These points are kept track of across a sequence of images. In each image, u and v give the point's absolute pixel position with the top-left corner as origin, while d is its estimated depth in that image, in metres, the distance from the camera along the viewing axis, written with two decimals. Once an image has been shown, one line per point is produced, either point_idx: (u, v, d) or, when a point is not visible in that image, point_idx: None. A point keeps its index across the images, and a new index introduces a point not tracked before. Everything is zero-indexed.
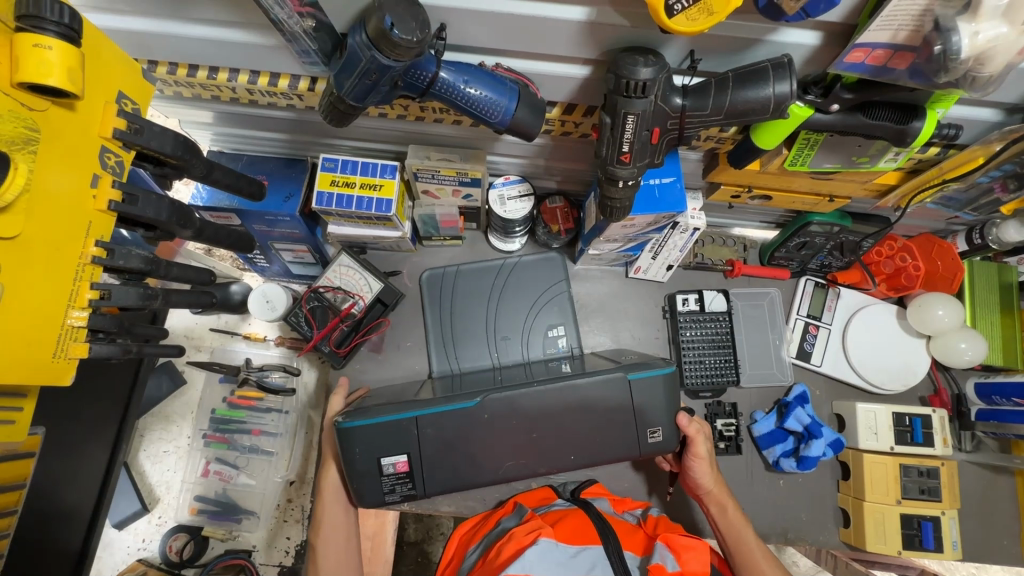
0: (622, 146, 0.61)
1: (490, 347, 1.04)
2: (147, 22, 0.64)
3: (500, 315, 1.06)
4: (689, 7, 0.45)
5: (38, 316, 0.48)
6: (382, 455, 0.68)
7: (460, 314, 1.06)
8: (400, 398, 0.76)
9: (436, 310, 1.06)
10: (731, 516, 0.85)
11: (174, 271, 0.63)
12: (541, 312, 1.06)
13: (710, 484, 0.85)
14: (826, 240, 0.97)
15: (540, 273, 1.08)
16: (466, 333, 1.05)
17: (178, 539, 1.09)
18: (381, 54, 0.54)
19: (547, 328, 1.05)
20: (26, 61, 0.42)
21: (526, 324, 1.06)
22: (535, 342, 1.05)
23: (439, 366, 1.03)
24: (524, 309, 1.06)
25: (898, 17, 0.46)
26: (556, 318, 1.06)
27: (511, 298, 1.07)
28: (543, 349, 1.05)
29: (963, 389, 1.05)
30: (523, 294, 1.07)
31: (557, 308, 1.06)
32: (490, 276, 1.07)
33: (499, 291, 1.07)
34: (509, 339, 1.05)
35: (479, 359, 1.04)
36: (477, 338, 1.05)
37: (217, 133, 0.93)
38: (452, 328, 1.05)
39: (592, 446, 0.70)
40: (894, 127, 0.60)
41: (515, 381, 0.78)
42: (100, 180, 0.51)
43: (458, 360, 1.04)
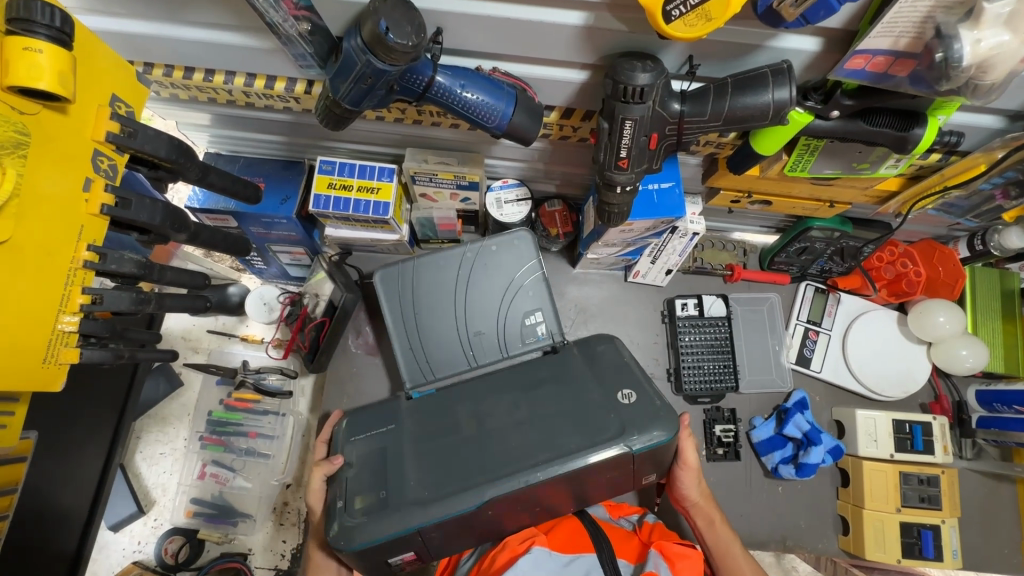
0: (621, 151, 0.60)
1: (463, 347, 0.87)
2: (144, 25, 0.64)
3: (471, 309, 0.88)
4: (687, 12, 0.45)
5: (29, 321, 0.47)
6: (392, 554, 0.73)
7: (425, 312, 0.87)
8: (388, 472, 0.74)
9: (396, 312, 0.87)
10: (718, 529, 0.84)
11: (169, 275, 0.63)
12: (515, 298, 0.89)
13: (696, 497, 0.85)
14: (827, 245, 0.97)
15: (510, 251, 0.88)
16: (435, 334, 0.87)
17: (173, 542, 1.08)
18: (376, 58, 0.54)
19: (523, 315, 0.88)
20: (16, 65, 0.42)
21: (500, 316, 0.88)
22: (514, 335, 0.88)
23: (410, 375, 0.86)
24: (498, 297, 0.88)
25: (898, 24, 0.46)
26: (533, 303, 0.88)
27: (480, 289, 0.88)
28: (523, 342, 0.88)
29: (964, 396, 1.04)
30: (494, 280, 0.88)
31: (532, 290, 0.89)
32: (453, 262, 0.88)
33: (465, 280, 0.88)
34: (484, 334, 0.87)
35: (454, 362, 0.87)
36: (448, 338, 0.87)
37: (214, 135, 0.92)
38: (419, 331, 0.87)
39: (594, 493, 0.78)
40: (895, 134, 0.59)
41: (503, 437, 0.74)
42: (93, 184, 0.51)
43: (431, 367, 0.87)
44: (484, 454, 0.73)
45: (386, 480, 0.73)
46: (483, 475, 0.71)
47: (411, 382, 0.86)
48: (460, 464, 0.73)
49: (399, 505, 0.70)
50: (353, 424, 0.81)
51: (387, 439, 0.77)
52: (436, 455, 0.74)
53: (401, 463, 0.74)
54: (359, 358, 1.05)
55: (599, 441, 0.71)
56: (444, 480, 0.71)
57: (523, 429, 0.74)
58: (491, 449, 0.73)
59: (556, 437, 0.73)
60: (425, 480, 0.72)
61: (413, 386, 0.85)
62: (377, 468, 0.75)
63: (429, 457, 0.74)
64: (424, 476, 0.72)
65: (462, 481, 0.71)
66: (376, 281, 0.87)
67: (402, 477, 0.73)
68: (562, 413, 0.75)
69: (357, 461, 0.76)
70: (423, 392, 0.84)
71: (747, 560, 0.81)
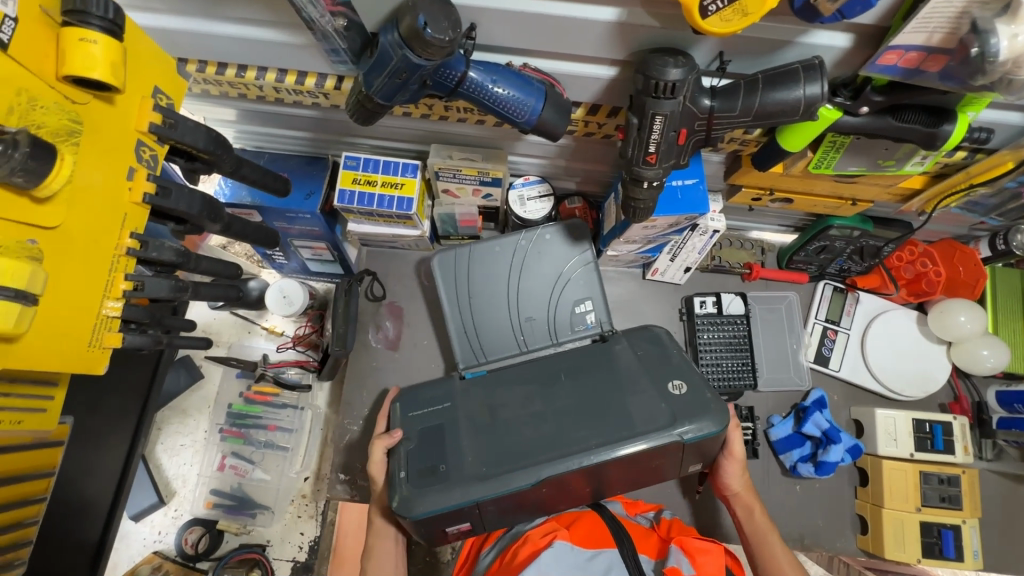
0: (649, 146, 0.61)
1: (515, 332, 0.91)
2: (181, 20, 0.65)
3: (523, 295, 0.93)
4: (724, 7, 0.46)
5: (76, 305, 0.48)
6: (446, 525, 0.75)
7: (478, 297, 0.93)
8: (444, 445, 0.76)
9: (449, 296, 0.93)
10: (758, 519, 0.84)
11: (203, 265, 0.64)
12: (566, 286, 0.93)
13: (737, 487, 0.86)
14: (846, 244, 0.97)
15: (564, 241, 0.93)
16: (487, 317, 0.92)
17: (194, 532, 1.09)
18: (412, 53, 0.55)
19: (574, 303, 0.92)
20: (71, 55, 0.43)
21: (551, 302, 0.92)
22: (563, 322, 0.92)
23: (464, 358, 0.91)
24: (550, 285, 0.93)
25: (934, 20, 0.46)
26: (584, 292, 0.92)
27: (533, 275, 0.93)
28: (572, 329, 0.91)
29: (984, 397, 1.04)
30: (547, 268, 0.93)
31: (582, 281, 0.93)
32: (508, 248, 0.93)
33: (520, 266, 0.93)
34: (535, 320, 0.92)
35: (506, 347, 0.91)
36: (499, 321, 0.92)
37: (241, 130, 0.94)
38: (471, 313, 0.92)
39: (640, 478, 0.78)
40: (925, 130, 0.59)
41: (557, 416, 0.76)
42: (136, 174, 0.52)
43: (484, 351, 0.91)
44: (537, 435, 0.75)
45: (443, 453, 0.75)
46: (537, 454, 0.73)
47: (465, 364, 0.90)
48: (511, 446, 0.74)
49: (455, 479, 0.72)
50: (406, 402, 0.83)
51: (444, 417, 0.79)
52: (488, 436, 0.76)
53: (457, 433, 0.77)
54: (379, 352, 1.06)
55: (650, 429, 0.72)
56: (498, 457, 0.73)
57: (573, 413, 0.76)
58: (543, 434, 0.75)
59: (607, 424, 0.74)
60: (480, 457, 0.74)
61: (467, 368, 0.90)
62: (433, 443, 0.77)
63: (481, 436, 0.76)
64: (478, 453, 0.74)
65: (514, 462, 0.73)
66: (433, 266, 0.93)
67: (457, 450, 0.75)
68: (611, 403, 0.76)
69: (417, 434, 0.78)
70: (475, 372, 0.88)
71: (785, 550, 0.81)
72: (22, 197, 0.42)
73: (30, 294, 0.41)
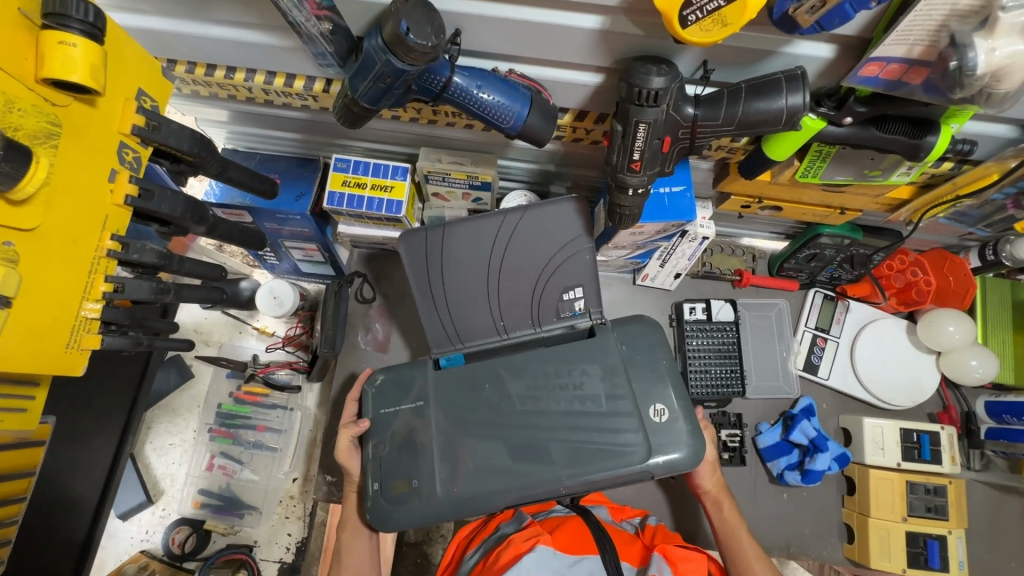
0: (633, 153, 0.61)
1: (495, 316, 0.85)
2: (170, 22, 0.65)
3: (506, 280, 0.85)
4: (703, 18, 0.46)
5: (53, 307, 0.48)
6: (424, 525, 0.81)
7: (454, 282, 0.85)
8: (416, 455, 0.78)
9: (422, 282, 0.85)
10: (728, 515, 0.86)
11: (188, 267, 0.64)
12: (555, 270, 0.84)
13: (708, 485, 0.86)
14: (836, 253, 0.97)
15: (556, 223, 0.83)
16: (463, 302, 0.85)
17: (181, 532, 1.09)
18: (396, 58, 0.55)
19: (562, 289, 0.84)
20: (51, 58, 0.43)
21: (537, 287, 0.85)
22: (548, 308, 0.85)
23: (436, 341, 0.86)
24: (538, 268, 0.85)
25: (913, 32, 0.46)
26: (573, 278, 0.84)
27: (518, 260, 0.84)
28: (557, 316, 0.84)
29: (973, 407, 1.03)
30: (534, 250, 0.84)
31: (572, 265, 0.84)
32: (492, 228, 0.83)
33: (504, 247, 0.84)
34: (517, 305, 0.85)
35: (484, 332, 0.86)
36: (478, 306, 0.85)
37: (232, 131, 0.94)
38: (448, 299, 0.86)
39: None
40: (908, 141, 0.59)
41: (531, 431, 0.77)
42: (118, 176, 0.52)
43: (459, 335, 0.86)
44: (515, 454, 0.76)
45: (418, 468, 0.78)
46: (514, 474, 0.75)
47: (438, 347, 0.86)
48: (489, 465, 0.76)
49: (430, 499, 0.76)
50: (376, 395, 0.83)
51: (418, 421, 0.80)
52: (465, 451, 0.77)
53: (432, 441, 0.78)
54: (368, 354, 1.06)
55: (625, 458, 0.74)
56: (471, 475, 0.76)
57: (552, 432, 0.76)
58: (521, 454, 0.76)
59: (584, 449, 0.75)
60: (456, 474, 0.76)
61: (440, 350, 0.86)
62: (405, 455, 0.79)
63: (458, 451, 0.77)
64: (453, 469, 0.77)
65: (491, 483, 0.75)
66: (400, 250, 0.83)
67: (430, 463, 0.77)
68: (589, 426, 0.76)
69: (388, 439, 0.80)
70: (451, 359, 0.85)
71: (750, 540, 0.83)
72: None
73: None
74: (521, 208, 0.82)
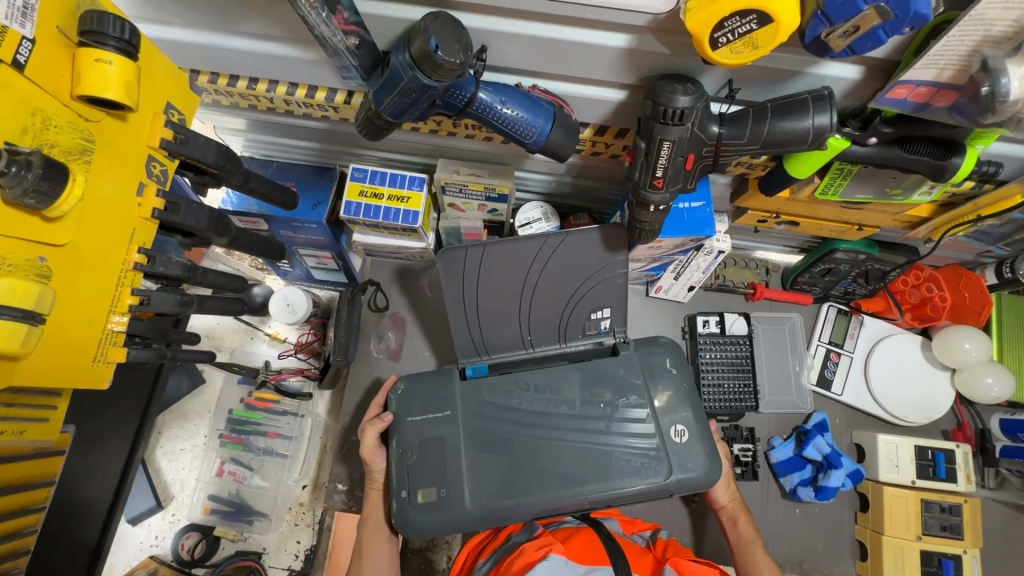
0: (656, 171, 0.61)
1: (522, 330, 0.86)
2: (195, 34, 0.66)
3: (538, 298, 0.85)
4: (734, 41, 0.46)
5: (82, 321, 0.48)
6: None
7: (486, 297, 0.84)
8: (445, 466, 0.79)
9: (457, 292, 0.83)
10: (743, 530, 0.86)
11: (210, 278, 0.64)
12: (586, 291, 0.85)
13: (724, 500, 0.87)
14: (851, 268, 0.97)
15: (595, 247, 0.81)
16: (493, 316, 0.85)
17: (190, 538, 1.09)
18: (423, 74, 0.55)
19: (591, 309, 0.86)
20: (86, 75, 0.43)
21: (566, 306, 0.86)
22: (575, 326, 0.87)
23: (463, 350, 0.86)
24: (570, 289, 0.85)
25: (944, 57, 0.46)
26: (603, 299, 0.85)
27: (553, 279, 0.84)
28: (583, 334, 0.87)
29: (987, 424, 1.03)
30: (570, 272, 0.84)
31: (605, 287, 0.85)
32: (531, 250, 0.81)
33: (541, 268, 0.83)
34: (545, 320, 0.86)
35: (510, 344, 0.87)
36: (507, 321, 0.86)
37: (250, 139, 0.95)
38: (479, 312, 0.85)
39: None
40: (934, 162, 0.59)
41: (558, 445, 0.79)
42: (145, 189, 0.52)
43: (486, 346, 0.87)
44: (540, 467, 0.78)
45: (445, 476, 0.78)
46: (538, 486, 0.76)
47: (464, 356, 0.86)
48: (513, 478, 0.77)
49: (456, 507, 0.76)
50: (403, 401, 0.83)
51: (444, 428, 0.81)
52: (489, 462, 0.78)
53: (457, 449, 0.79)
54: (380, 362, 1.06)
55: (647, 476, 0.77)
56: (498, 486, 0.77)
57: (576, 447, 0.78)
58: (547, 467, 0.77)
59: (606, 464, 0.77)
60: (481, 485, 0.77)
61: (466, 358, 0.87)
62: (435, 458, 0.79)
63: (483, 462, 0.78)
64: (477, 479, 0.78)
65: (515, 494, 0.76)
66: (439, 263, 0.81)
67: (457, 472, 0.78)
68: (614, 443, 0.78)
69: (416, 447, 0.80)
70: (476, 369, 0.87)
71: (766, 559, 0.84)
72: (33, 216, 0.42)
73: (38, 315, 0.41)
74: (564, 232, 0.79)
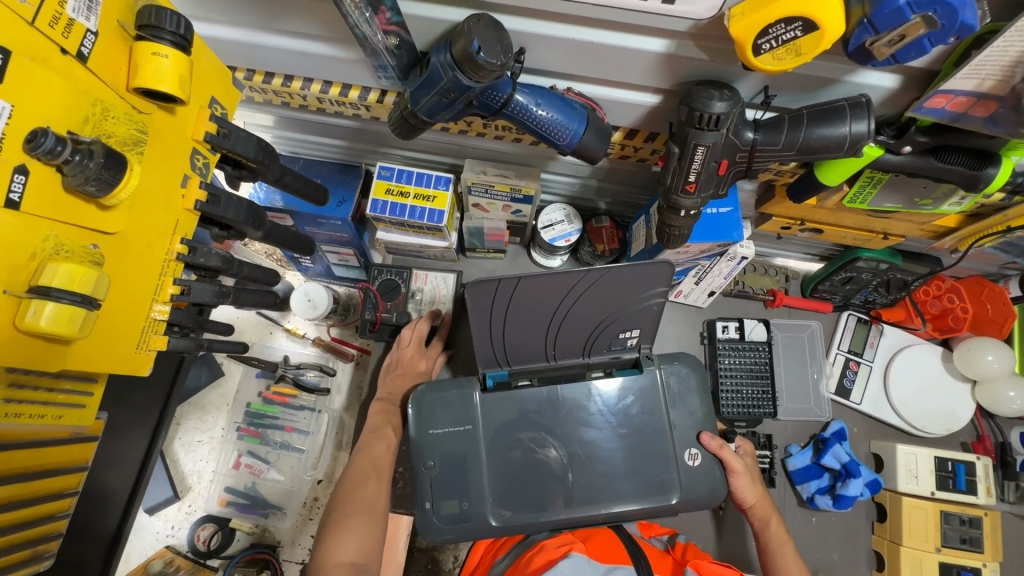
0: (689, 175, 0.62)
1: (547, 345, 0.84)
2: (235, 32, 0.67)
3: (566, 326, 0.81)
4: (776, 48, 0.47)
5: (128, 308, 0.49)
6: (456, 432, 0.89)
7: (515, 319, 0.79)
8: (466, 478, 0.83)
9: (482, 316, 0.79)
10: (774, 532, 0.86)
11: (244, 270, 0.66)
12: (618, 317, 0.82)
13: (752, 499, 0.87)
14: (873, 277, 0.96)
15: (631, 283, 0.76)
16: (517, 333, 0.81)
17: (206, 529, 1.11)
18: (463, 75, 0.56)
19: (620, 330, 0.84)
20: (143, 68, 0.44)
21: (595, 330, 0.83)
22: (601, 344, 0.85)
23: (485, 361, 0.85)
24: (602, 315, 0.81)
25: (987, 67, 0.46)
26: (632, 322, 0.83)
27: (586, 307, 0.79)
28: (608, 349, 0.86)
29: (1007, 438, 1.02)
30: (603, 301, 0.79)
31: (634, 317, 0.82)
32: (567, 283, 0.75)
33: (575, 297, 0.78)
34: (573, 338, 0.84)
35: (533, 357, 0.86)
36: (534, 339, 0.83)
37: (278, 137, 0.96)
38: (504, 330, 0.81)
39: None
40: (968, 172, 0.59)
41: (581, 464, 0.84)
42: (190, 181, 0.53)
43: (508, 357, 0.85)
44: (552, 486, 0.83)
45: (467, 491, 0.83)
46: (556, 503, 0.83)
47: (485, 365, 0.85)
48: (537, 494, 0.83)
49: (478, 519, 0.82)
50: (422, 415, 0.85)
51: (467, 442, 0.84)
52: (511, 481, 0.83)
53: (479, 467, 0.83)
54: None
55: (658, 496, 0.84)
56: (521, 499, 0.83)
57: (591, 462, 0.84)
58: (564, 480, 0.83)
59: (620, 484, 0.84)
60: (503, 499, 0.83)
61: (487, 368, 0.86)
62: (456, 470, 0.83)
63: (504, 482, 0.83)
64: (499, 493, 0.83)
65: (534, 509, 0.82)
66: (466, 295, 0.76)
67: (479, 487, 0.83)
68: (627, 463, 0.84)
69: (438, 459, 0.84)
70: (496, 377, 0.86)
71: (796, 560, 0.84)
72: (89, 204, 0.43)
73: (93, 300, 0.42)
74: (603, 269, 0.73)
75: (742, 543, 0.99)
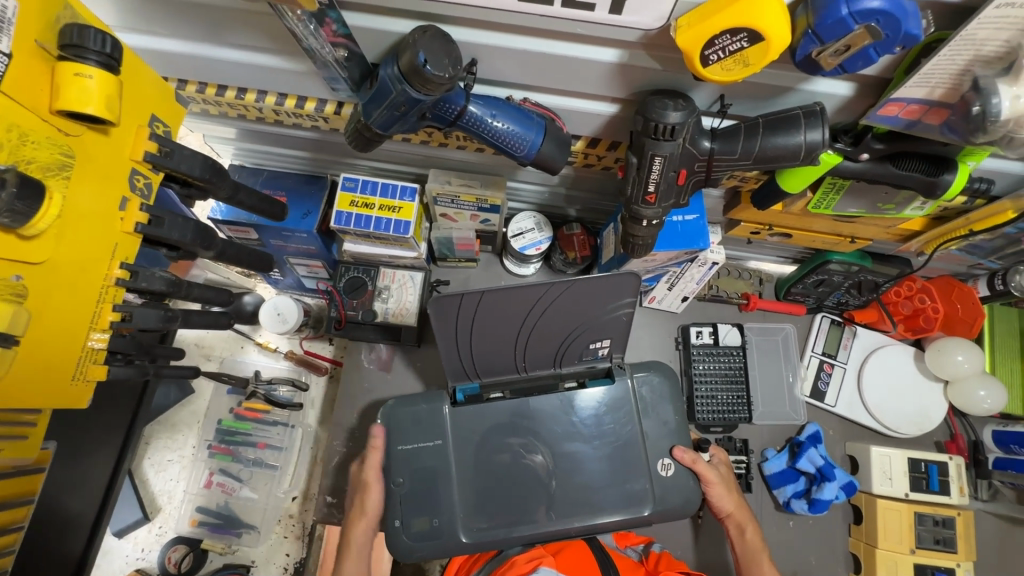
0: (648, 186, 0.61)
1: (516, 355, 0.83)
2: (182, 45, 0.65)
3: (535, 336, 0.81)
4: (724, 58, 0.46)
5: (61, 338, 0.47)
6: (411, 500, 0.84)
7: (483, 330, 0.79)
8: (437, 495, 0.81)
9: (448, 330, 0.78)
10: (749, 540, 0.86)
11: (195, 291, 0.64)
12: (586, 327, 0.82)
13: (729, 508, 0.87)
14: (845, 279, 0.97)
15: (596, 294, 0.76)
16: (485, 345, 0.81)
17: (178, 550, 1.07)
18: (412, 87, 0.54)
19: (589, 340, 0.83)
20: (65, 89, 0.42)
21: (564, 341, 0.83)
22: (572, 354, 0.85)
23: (454, 373, 0.84)
24: (570, 326, 0.81)
25: (936, 76, 0.46)
26: (603, 332, 0.82)
27: (554, 318, 0.79)
28: (580, 359, 0.86)
29: (980, 436, 1.03)
30: (570, 313, 0.79)
31: (603, 327, 0.82)
32: (533, 295, 0.74)
33: (540, 311, 0.77)
34: (542, 347, 0.83)
35: (503, 367, 0.85)
36: (503, 350, 0.82)
37: (239, 148, 0.94)
38: (471, 342, 0.80)
39: None
40: (926, 179, 0.59)
41: (558, 475, 0.82)
42: (128, 203, 0.51)
43: (477, 369, 0.84)
44: (533, 495, 0.82)
45: (439, 507, 0.81)
46: (536, 515, 0.81)
47: (455, 379, 0.85)
48: (514, 505, 0.81)
49: (449, 537, 0.80)
50: (392, 431, 0.83)
51: (437, 458, 0.82)
52: (483, 497, 0.81)
53: (449, 484, 0.82)
54: (370, 373, 1.04)
55: (633, 508, 0.82)
56: (496, 509, 0.81)
57: (564, 475, 0.82)
58: (538, 492, 0.82)
59: (598, 496, 0.82)
60: (475, 513, 0.81)
61: (457, 382, 0.85)
62: (426, 487, 0.81)
63: (478, 496, 0.81)
64: (471, 508, 0.81)
65: (509, 524, 0.81)
66: (428, 309, 0.74)
67: (449, 504, 0.81)
68: (608, 475, 0.83)
69: (408, 476, 0.82)
70: (467, 391, 0.86)
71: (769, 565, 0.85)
72: (8, 235, 0.41)
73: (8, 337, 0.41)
74: (568, 282, 0.72)
75: (720, 549, 0.98)
